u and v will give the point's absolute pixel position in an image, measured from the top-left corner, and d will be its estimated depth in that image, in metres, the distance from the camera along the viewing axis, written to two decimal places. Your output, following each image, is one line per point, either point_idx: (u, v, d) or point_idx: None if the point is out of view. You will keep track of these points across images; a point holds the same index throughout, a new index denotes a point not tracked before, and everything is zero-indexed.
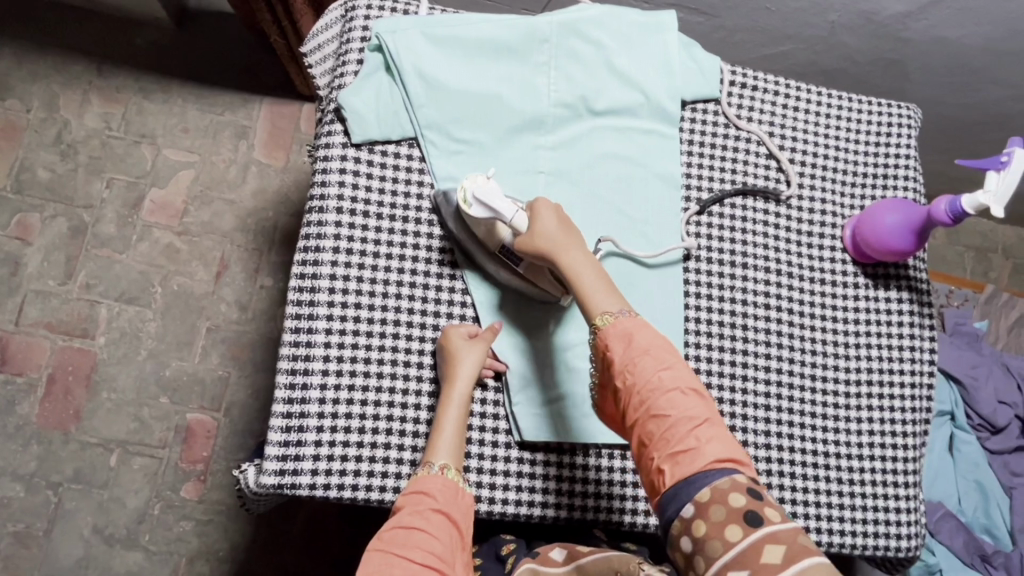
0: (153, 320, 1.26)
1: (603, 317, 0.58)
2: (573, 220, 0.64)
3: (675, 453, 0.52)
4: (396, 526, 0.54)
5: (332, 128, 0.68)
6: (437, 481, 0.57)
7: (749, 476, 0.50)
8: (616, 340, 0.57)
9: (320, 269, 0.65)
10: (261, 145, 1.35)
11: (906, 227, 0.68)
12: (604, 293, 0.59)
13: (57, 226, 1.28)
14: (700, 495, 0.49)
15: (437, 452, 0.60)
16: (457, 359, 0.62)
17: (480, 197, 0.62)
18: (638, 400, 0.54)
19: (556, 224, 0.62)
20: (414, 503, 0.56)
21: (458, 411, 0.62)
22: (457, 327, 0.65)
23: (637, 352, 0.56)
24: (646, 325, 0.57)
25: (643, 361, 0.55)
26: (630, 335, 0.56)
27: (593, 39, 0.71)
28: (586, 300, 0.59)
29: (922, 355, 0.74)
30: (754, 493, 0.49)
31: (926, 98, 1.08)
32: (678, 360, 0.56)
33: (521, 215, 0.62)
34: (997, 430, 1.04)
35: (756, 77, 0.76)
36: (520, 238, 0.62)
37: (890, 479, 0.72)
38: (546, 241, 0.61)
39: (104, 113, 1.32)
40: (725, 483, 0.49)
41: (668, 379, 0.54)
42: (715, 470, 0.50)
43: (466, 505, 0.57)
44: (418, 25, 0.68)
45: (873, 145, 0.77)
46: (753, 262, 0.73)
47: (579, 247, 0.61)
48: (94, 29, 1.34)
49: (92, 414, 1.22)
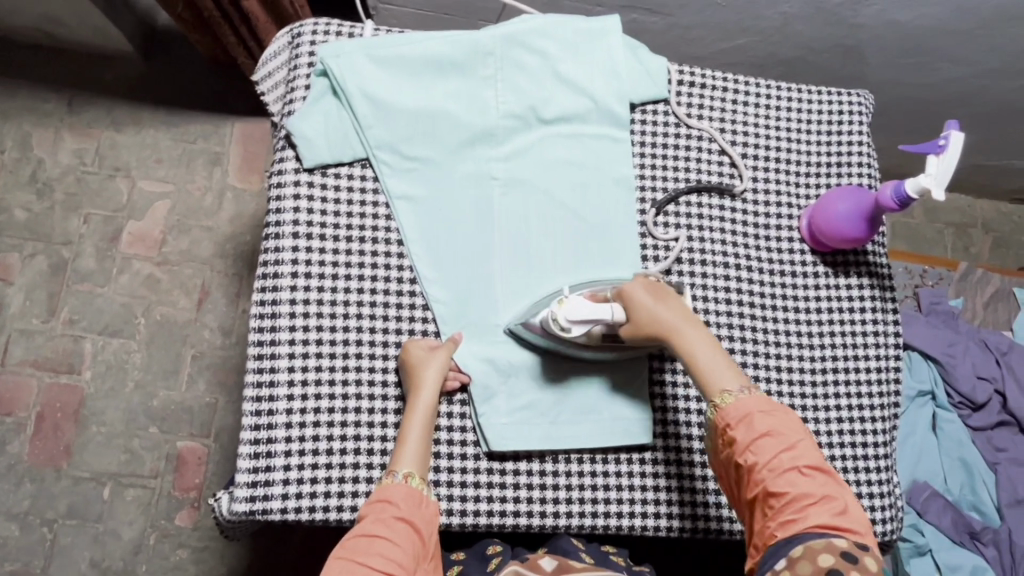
0: (138, 350, 1.27)
1: (722, 395, 0.60)
2: (665, 289, 0.65)
3: (785, 522, 0.54)
4: (359, 534, 0.55)
5: (284, 155, 0.69)
6: (399, 489, 0.58)
7: (854, 544, 0.52)
8: (738, 422, 0.58)
9: (279, 294, 0.66)
10: (235, 170, 1.35)
11: (856, 213, 0.69)
12: (723, 370, 0.61)
13: (38, 264, 1.29)
14: (794, 551, 0.52)
15: (401, 461, 0.60)
16: (419, 371, 0.63)
17: (574, 319, 0.62)
18: (757, 476, 0.56)
19: (658, 305, 0.63)
20: (378, 511, 0.57)
21: (421, 421, 0.62)
22: (415, 341, 0.65)
23: (760, 431, 0.57)
24: (770, 405, 0.58)
25: (764, 441, 0.56)
26: (751, 417, 0.58)
27: (538, 49, 0.72)
28: (703, 377, 0.61)
29: (886, 340, 0.75)
30: (848, 556, 0.51)
31: (886, 81, 1.08)
32: (801, 437, 0.57)
33: (616, 309, 0.63)
34: (978, 407, 1.04)
35: (704, 75, 0.77)
36: (627, 328, 0.63)
37: (862, 466, 0.72)
38: (659, 323, 0.62)
39: (77, 149, 1.33)
40: (819, 544, 0.51)
41: (787, 459, 0.56)
42: (818, 536, 0.52)
43: (429, 512, 0.58)
44: (362, 47, 0.69)
45: (825, 134, 0.78)
46: (711, 259, 0.74)
47: (688, 323, 0.63)
48: (62, 66, 1.35)
49: (83, 448, 1.23)
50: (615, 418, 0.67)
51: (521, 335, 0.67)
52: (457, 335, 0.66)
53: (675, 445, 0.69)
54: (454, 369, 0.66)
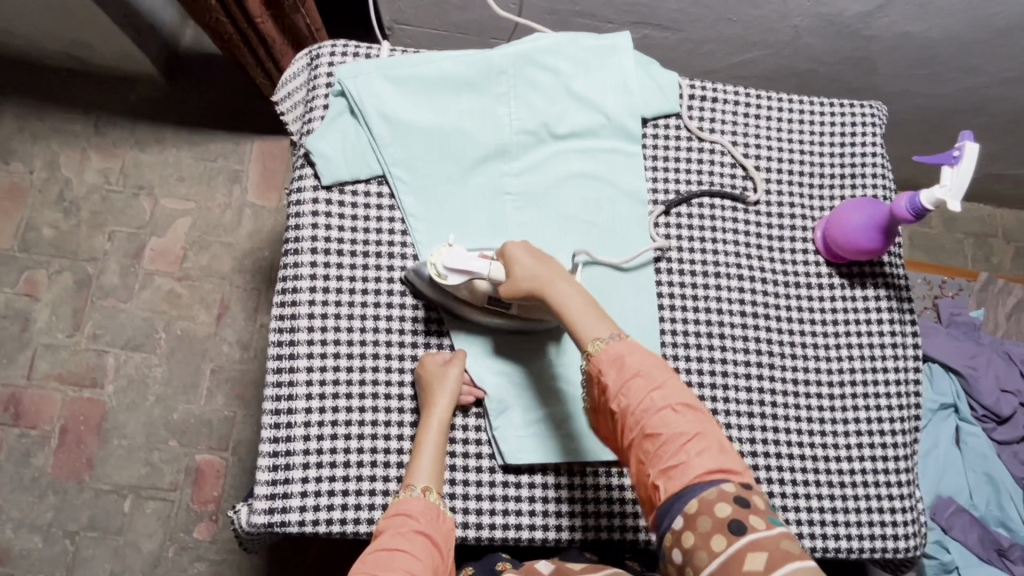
0: (159, 365, 1.29)
1: (593, 342, 0.59)
2: (545, 255, 0.65)
3: (667, 469, 0.54)
4: (379, 548, 0.55)
5: (302, 172, 0.70)
6: (418, 503, 0.59)
7: (740, 485, 0.53)
8: (608, 365, 0.58)
9: (298, 309, 0.67)
10: (254, 187, 1.38)
11: (872, 226, 0.69)
12: (592, 320, 0.61)
13: (64, 280, 1.32)
14: (689, 507, 0.52)
15: (416, 475, 0.61)
16: (436, 386, 0.63)
17: (450, 267, 0.63)
18: (633, 422, 0.56)
19: (534, 263, 0.63)
20: (396, 525, 0.58)
21: (437, 435, 0.63)
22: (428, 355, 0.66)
23: (630, 374, 0.57)
24: (636, 347, 0.59)
25: (635, 384, 0.56)
26: (621, 359, 0.58)
27: (550, 67, 0.73)
28: (575, 330, 0.60)
29: (905, 353, 0.74)
30: (741, 501, 0.51)
31: (899, 92, 1.08)
32: (670, 376, 0.58)
33: (495, 262, 0.64)
34: (1002, 420, 1.02)
35: (715, 89, 0.78)
36: (503, 285, 0.63)
37: (883, 479, 0.71)
38: (526, 284, 0.62)
39: (103, 168, 1.37)
40: (713, 494, 0.52)
41: (658, 399, 0.56)
42: (705, 483, 0.52)
43: (445, 528, 0.60)
44: (379, 68, 0.71)
45: (838, 146, 0.78)
46: (725, 271, 0.74)
47: (558, 277, 0.62)
48: (89, 88, 1.40)
49: (105, 461, 1.25)
50: None
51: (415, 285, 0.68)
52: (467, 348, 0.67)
53: None
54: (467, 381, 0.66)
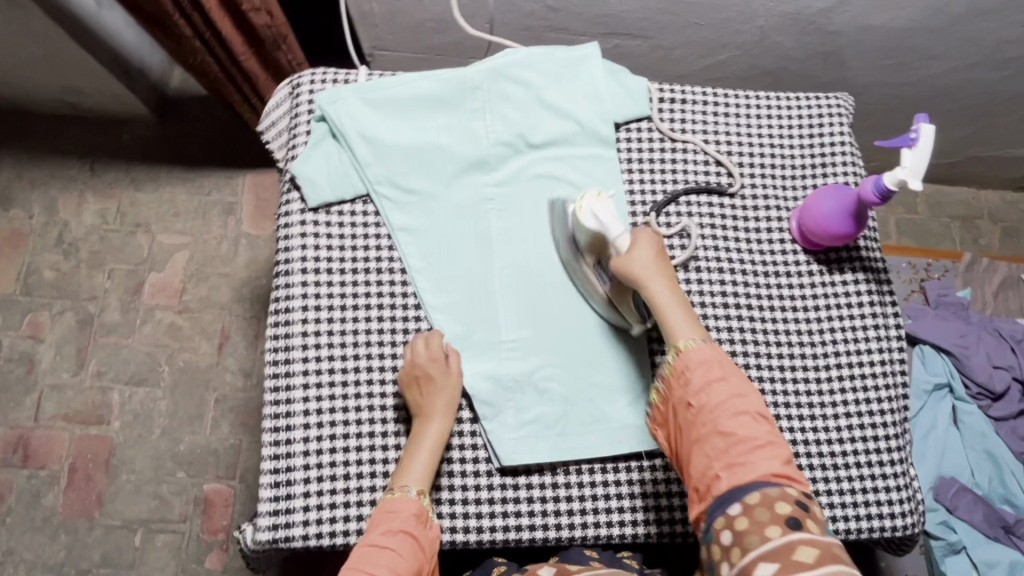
0: (163, 398, 1.31)
1: (686, 342, 0.62)
2: (663, 250, 0.67)
3: (735, 463, 0.56)
4: (368, 544, 0.58)
5: (289, 197, 0.73)
6: (410, 505, 0.61)
7: (801, 492, 0.55)
8: (695, 365, 0.61)
9: (291, 329, 0.70)
10: (248, 217, 1.41)
11: (842, 212, 0.71)
12: (685, 321, 0.64)
13: (66, 320, 1.35)
14: (750, 499, 0.54)
15: (413, 475, 0.63)
16: (440, 390, 0.65)
17: (597, 212, 0.66)
18: (708, 417, 0.58)
19: (652, 255, 0.65)
20: (388, 523, 0.60)
21: (435, 438, 0.65)
22: (418, 353, 0.67)
23: (715, 376, 0.60)
24: (725, 357, 0.62)
25: (717, 385, 0.59)
26: (709, 364, 0.60)
27: (522, 80, 0.76)
28: (669, 324, 0.64)
29: (889, 334, 0.75)
30: (800, 505, 0.53)
31: (869, 83, 1.11)
32: (751, 387, 0.61)
33: (625, 236, 0.66)
34: (998, 397, 1.02)
35: (684, 91, 0.80)
36: (618, 259, 0.65)
37: (876, 460, 0.72)
38: (639, 267, 0.64)
39: (100, 209, 1.40)
40: (775, 492, 0.54)
41: (739, 403, 0.59)
42: (769, 482, 0.55)
43: (432, 536, 0.61)
44: (357, 91, 0.74)
45: (807, 137, 0.80)
46: (706, 266, 0.75)
47: (669, 281, 0.65)
48: (83, 132, 1.43)
49: (114, 496, 1.26)
50: (627, 426, 0.69)
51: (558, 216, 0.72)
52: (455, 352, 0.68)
53: None
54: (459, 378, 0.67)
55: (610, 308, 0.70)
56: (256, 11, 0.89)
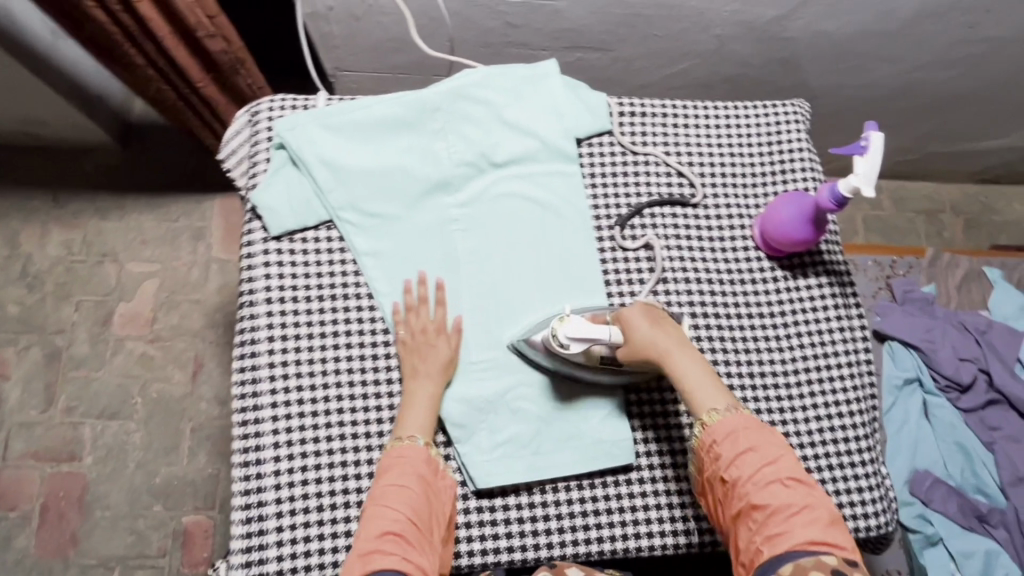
0: (137, 430, 1.28)
1: (709, 413, 0.62)
2: (663, 317, 0.68)
3: (772, 535, 0.55)
4: (387, 483, 0.60)
5: (251, 226, 0.72)
6: (419, 452, 0.62)
7: (842, 560, 0.53)
8: (722, 438, 0.61)
9: (258, 359, 0.69)
10: (218, 242, 1.39)
11: (802, 219, 0.72)
12: (709, 389, 0.63)
13: (33, 355, 1.31)
14: (786, 570, 0.53)
15: (411, 426, 0.64)
16: (432, 352, 0.68)
17: (574, 335, 0.65)
18: (742, 491, 0.58)
19: (650, 328, 0.66)
20: (399, 465, 0.61)
21: (432, 395, 0.67)
22: (416, 316, 0.69)
23: (743, 447, 0.60)
24: (754, 424, 0.61)
25: (746, 457, 0.59)
26: (734, 435, 0.60)
27: (482, 100, 0.76)
28: (690, 396, 0.63)
29: (854, 335, 0.77)
30: (841, 574, 0.51)
31: (827, 86, 1.13)
32: (785, 453, 0.60)
33: (613, 332, 0.66)
34: (965, 388, 1.04)
35: (643, 104, 0.81)
36: (623, 349, 0.66)
37: (847, 461, 0.73)
38: (645, 349, 0.65)
39: (65, 240, 1.37)
40: (810, 562, 0.52)
41: (771, 472, 0.58)
42: (806, 552, 0.53)
43: (443, 483, 0.63)
44: (316, 118, 0.73)
45: (766, 145, 0.82)
46: (673, 277, 0.76)
47: (681, 346, 0.65)
48: (43, 161, 1.40)
49: (88, 534, 1.23)
50: (601, 440, 0.69)
51: (524, 352, 0.70)
52: (459, 322, 0.70)
53: (661, 460, 0.71)
54: (458, 353, 0.69)
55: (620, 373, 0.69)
56: (211, 37, 0.89)
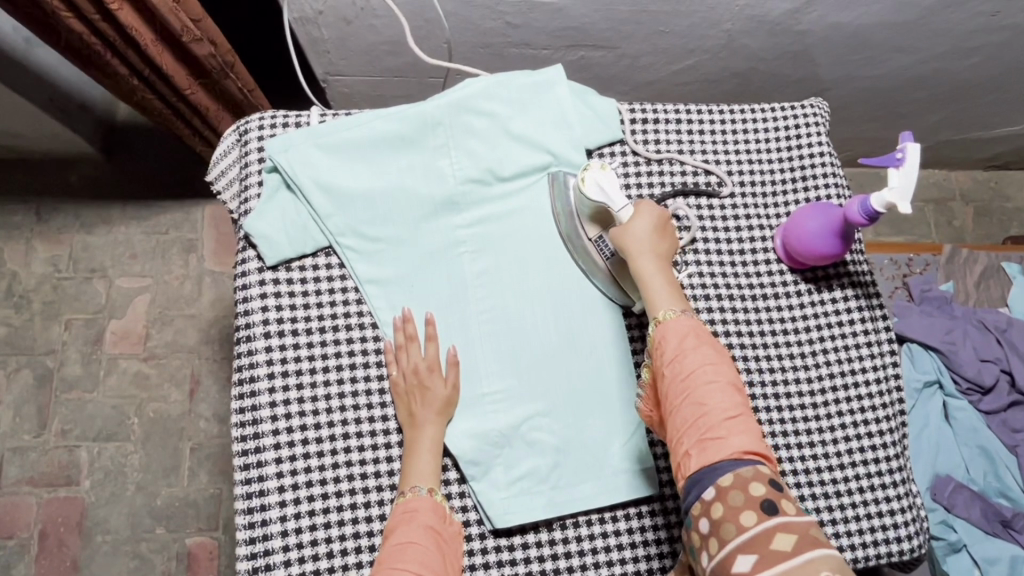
0: (135, 452, 1.24)
1: (666, 312, 0.59)
2: (670, 230, 0.66)
3: (707, 440, 0.52)
4: (395, 545, 0.57)
5: (245, 255, 0.68)
6: (425, 502, 0.60)
7: (774, 472, 0.51)
8: (671, 336, 0.57)
9: (258, 398, 0.65)
10: (210, 253, 1.35)
11: (828, 231, 0.68)
12: (670, 294, 0.60)
13: (23, 378, 1.27)
14: (722, 480, 0.50)
15: (417, 478, 0.62)
16: (423, 394, 0.64)
17: (599, 182, 0.65)
18: (680, 389, 0.54)
19: (650, 228, 0.64)
20: (407, 522, 0.58)
21: (433, 441, 0.63)
22: (406, 354, 0.65)
23: (687, 348, 0.56)
24: (700, 326, 0.58)
25: (690, 357, 0.55)
26: (683, 335, 0.57)
27: (486, 111, 0.71)
28: (650, 295, 0.61)
29: (881, 350, 0.73)
30: (774, 484, 0.49)
31: (839, 78, 1.09)
32: (726, 359, 0.56)
33: (628, 209, 0.64)
34: (987, 390, 1.02)
35: (656, 109, 0.77)
36: (616, 229, 0.64)
37: (878, 482, 0.70)
38: (632, 239, 0.63)
39: (51, 256, 1.32)
40: (748, 472, 0.50)
41: (711, 375, 0.54)
42: (741, 461, 0.50)
43: (452, 530, 0.60)
44: (309, 137, 0.69)
45: (786, 150, 0.78)
46: (692, 294, 0.72)
47: (662, 255, 0.63)
48: (24, 175, 1.35)
49: (89, 560, 1.20)
50: (623, 471, 0.66)
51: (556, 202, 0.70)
52: (453, 353, 0.66)
53: None
54: (456, 389, 0.65)
55: (611, 283, 0.68)
56: (197, 42, 0.83)
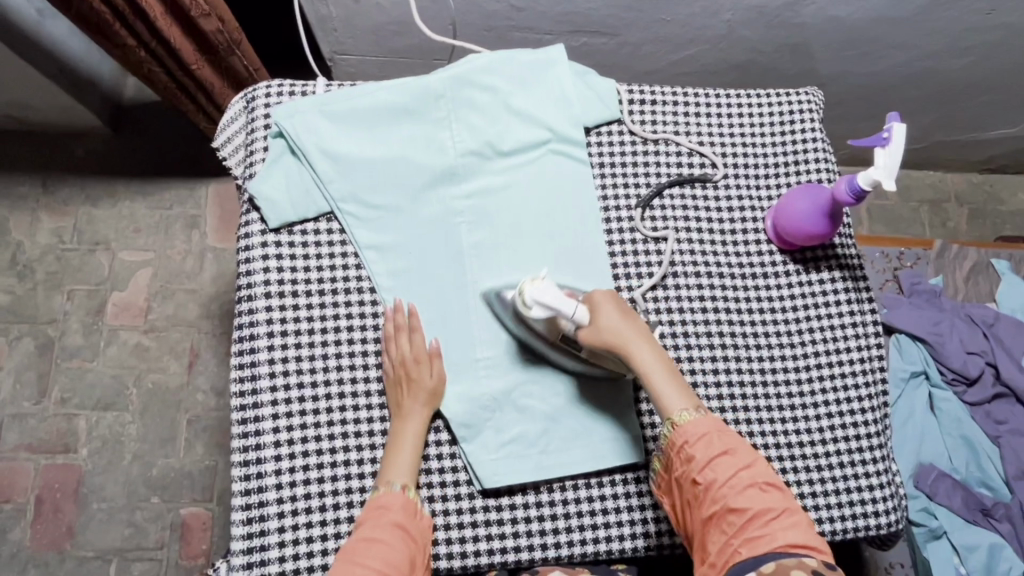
0: (133, 422, 1.26)
1: (681, 414, 0.60)
2: (632, 311, 0.65)
3: (751, 539, 0.54)
4: (360, 538, 0.58)
5: (249, 217, 0.70)
6: (399, 499, 0.60)
7: (820, 561, 0.53)
8: (696, 438, 0.59)
9: (257, 355, 0.67)
10: (213, 230, 1.36)
11: (817, 212, 0.70)
12: (674, 390, 0.61)
13: (25, 346, 1.29)
14: (768, 572, 0.52)
15: (395, 472, 0.62)
16: (409, 394, 0.65)
17: (539, 300, 0.62)
18: (715, 490, 0.57)
19: (617, 319, 0.63)
20: (376, 518, 0.59)
21: (416, 436, 0.64)
22: (397, 343, 0.66)
23: (717, 450, 0.58)
24: (723, 425, 0.60)
25: (722, 459, 0.58)
26: (707, 436, 0.59)
27: (487, 86, 0.73)
28: (659, 397, 0.61)
29: (866, 331, 0.75)
30: (820, 574, 0.51)
31: (837, 73, 1.11)
32: (757, 457, 0.59)
33: (581, 309, 0.63)
34: (972, 382, 1.04)
35: (654, 91, 0.78)
36: (584, 332, 0.63)
37: (858, 459, 0.72)
38: (611, 338, 0.62)
39: (55, 228, 1.34)
40: (792, 563, 0.52)
41: (746, 477, 0.57)
42: (786, 554, 0.53)
43: (422, 527, 0.61)
44: (315, 105, 0.70)
45: (779, 135, 0.79)
46: (683, 270, 0.74)
47: (645, 337, 0.63)
48: (30, 147, 1.36)
49: (85, 527, 1.21)
50: (609, 438, 0.68)
51: (494, 307, 0.69)
52: (435, 345, 0.67)
53: None
54: (443, 383, 0.66)
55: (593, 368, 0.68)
56: (205, 17, 0.85)
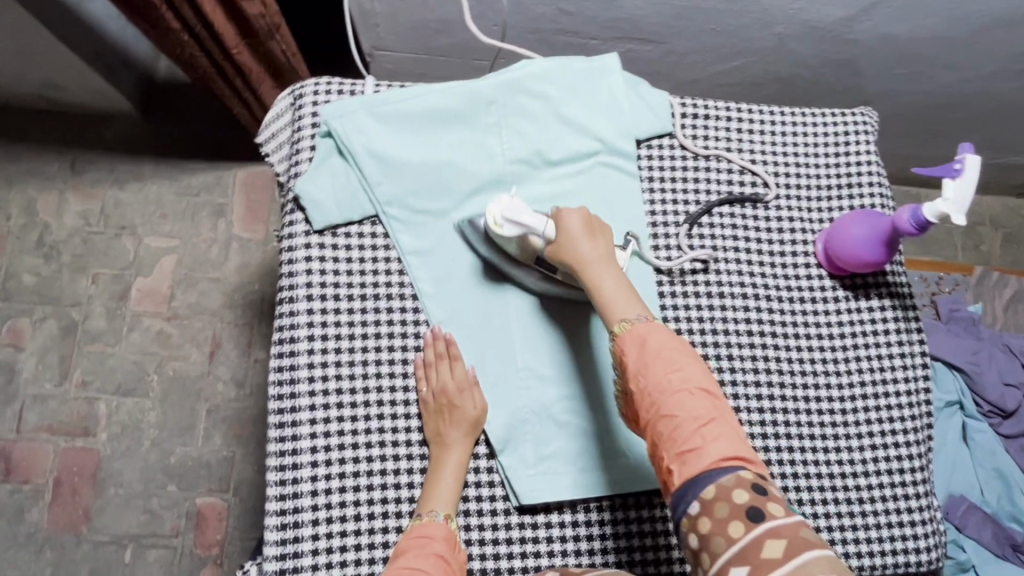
0: (153, 408, 1.26)
1: (620, 324, 0.58)
2: (602, 226, 0.64)
3: (684, 452, 0.52)
4: (400, 567, 0.56)
5: (293, 217, 0.69)
6: (441, 530, 0.59)
7: (758, 474, 0.50)
8: (630, 345, 0.56)
9: (297, 359, 0.66)
10: (239, 220, 1.36)
11: (873, 240, 0.68)
12: (625, 300, 0.59)
13: (48, 327, 1.29)
14: (705, 492, 0.49)
15: (435, 502, 0.61)
16: (450, 422, 0.63)
17: (508, 216, 0.63)
18: (649, 401, 0.54)
19: (582, 232, 0.62)
20: (418, 547, 0.57)
21: (456, 466, 0.63)
22: (437, 371, 0.65)
23: (650, 359, 0.55)
24: (661, 328, 0.57)
25: (655, 367, 0.55)
26: (644, 340, 0.56)
27: (539, 93, 0.72)
28: (605, 305, 0.60)
29: (914, 363, 0.73)
30: (758, 488, 0.49)
31: (884, 91, 1.08)
32: (693, 361, 0.56)
33: (549, 224, 0.64)
34: (1009, 414, 1.02)
35: (707, 105, 0.77)
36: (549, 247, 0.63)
37: (901, 493, 0.70)
38: (574, 253, 0.62)
39: (82, 210, 1.34)
40: (729, 480, 0.49)
41: (678, 381, 0.54)
42: (721, 469, 0.50)
43: (461, 559, 0.60)
44: (365, 105, 0.69)
45: (833, 156, 0.77)
46: (730, 290, 0.73)
47: (606, 255, 0.62)
48: (60, 127, 1.36)
49: (101, 511, 1.21)
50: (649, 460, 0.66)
51: (468, 237, 0.68)
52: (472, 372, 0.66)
53: None
54: (483, 411, 0.65)
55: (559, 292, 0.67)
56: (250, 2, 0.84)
